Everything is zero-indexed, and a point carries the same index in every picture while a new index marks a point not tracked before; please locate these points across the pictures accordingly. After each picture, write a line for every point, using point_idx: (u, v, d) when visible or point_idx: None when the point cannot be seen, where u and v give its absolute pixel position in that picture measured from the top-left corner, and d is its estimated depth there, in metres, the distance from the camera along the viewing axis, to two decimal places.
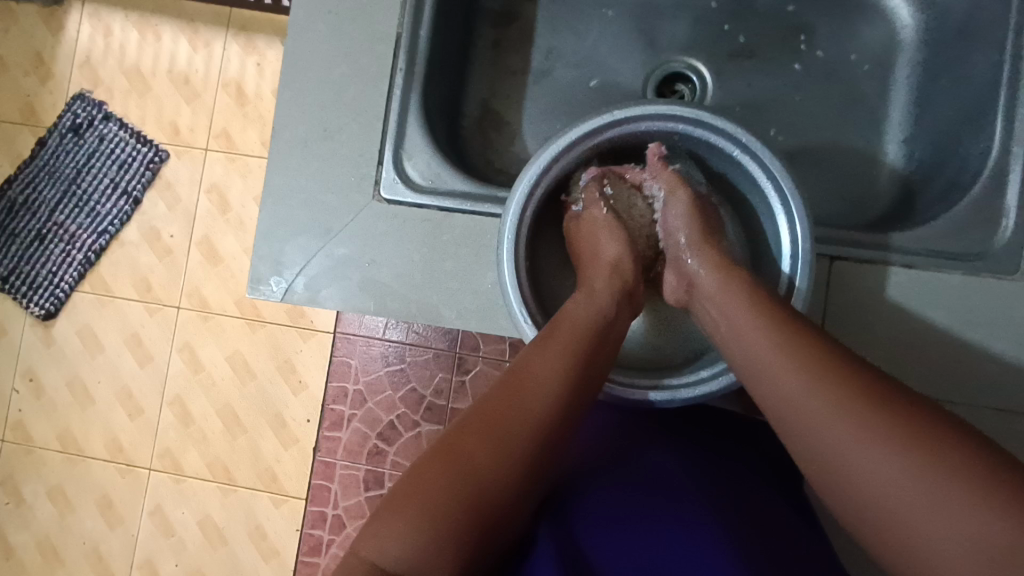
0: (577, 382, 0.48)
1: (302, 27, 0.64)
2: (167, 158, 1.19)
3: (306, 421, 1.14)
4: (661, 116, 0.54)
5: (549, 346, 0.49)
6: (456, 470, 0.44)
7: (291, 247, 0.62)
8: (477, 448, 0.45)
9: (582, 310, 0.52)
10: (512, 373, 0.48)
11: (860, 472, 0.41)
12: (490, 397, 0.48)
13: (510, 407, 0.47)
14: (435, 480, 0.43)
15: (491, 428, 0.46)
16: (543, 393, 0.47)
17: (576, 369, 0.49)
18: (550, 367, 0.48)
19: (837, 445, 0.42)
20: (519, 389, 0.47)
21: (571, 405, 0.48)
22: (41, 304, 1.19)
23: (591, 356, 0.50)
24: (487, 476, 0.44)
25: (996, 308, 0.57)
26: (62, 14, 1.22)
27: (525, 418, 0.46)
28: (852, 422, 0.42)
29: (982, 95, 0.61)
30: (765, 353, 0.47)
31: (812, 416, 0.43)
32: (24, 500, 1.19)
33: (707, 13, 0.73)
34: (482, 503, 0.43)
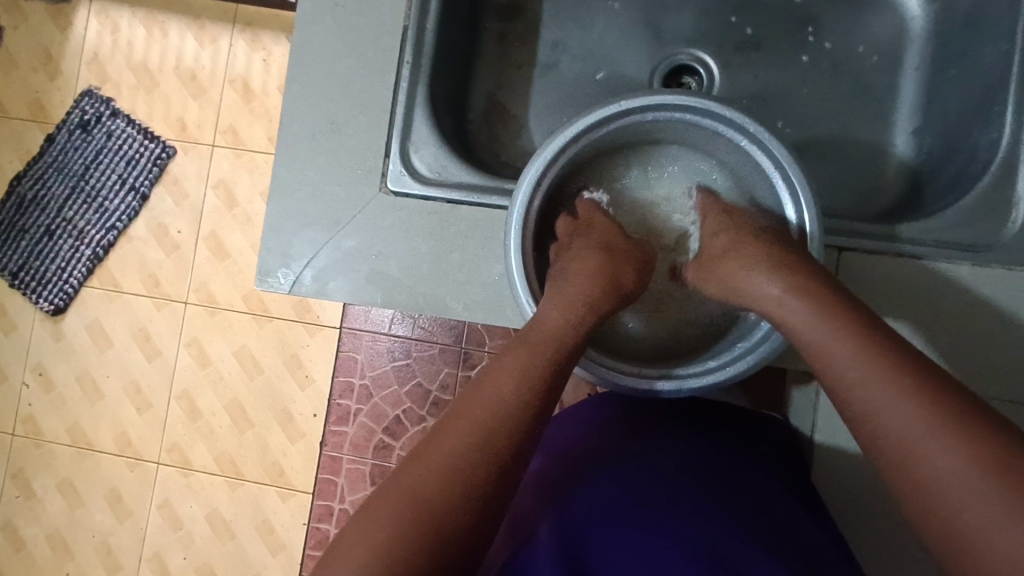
0: (531, 404, 0.48)
1: (309, 20, 0.64)
2: (174, 154, 1.19)
3: (313, 415, 1.15)
4: (668, 106, 0.54)
5: (506, 368, 0.50)
6: (406, 503, 0.44)
7: (298, 239, 0.62)
8: (428, 479, 0.45)
9: (559, 323, 0.51)
10: (468, 397, 0.49)
11: (930, 465, 0.41)
12: (442, 426, 0.48)
13: (460, 433, 0.47)
14: (385, 514, 0.43)
15: (441, 457, 0.46)
16: (498, 417, 0.47)
17: (530, 390, 0.49)
18: (504, 389, 0.49)
19: (907, 438, 0.42)
20: (474, 413, 0.48)
21: (527, 426, 0.48)
22: (50, 299, 1.20)
23: (551, 376, 0.50)
24: (438, 507, 0.44)
25: (1003, 299, 0.56)
26: (70, 11, 1.23)
27: (475, 444, 0.46)
28: (922, 420, 0.42)
29: (992, 85, 0.61)
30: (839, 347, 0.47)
31: (882, 409, 0.44)
32: (34, 493, 1.20)
33: (713, 5, 0.73)
34: (434, 536, 0.43)
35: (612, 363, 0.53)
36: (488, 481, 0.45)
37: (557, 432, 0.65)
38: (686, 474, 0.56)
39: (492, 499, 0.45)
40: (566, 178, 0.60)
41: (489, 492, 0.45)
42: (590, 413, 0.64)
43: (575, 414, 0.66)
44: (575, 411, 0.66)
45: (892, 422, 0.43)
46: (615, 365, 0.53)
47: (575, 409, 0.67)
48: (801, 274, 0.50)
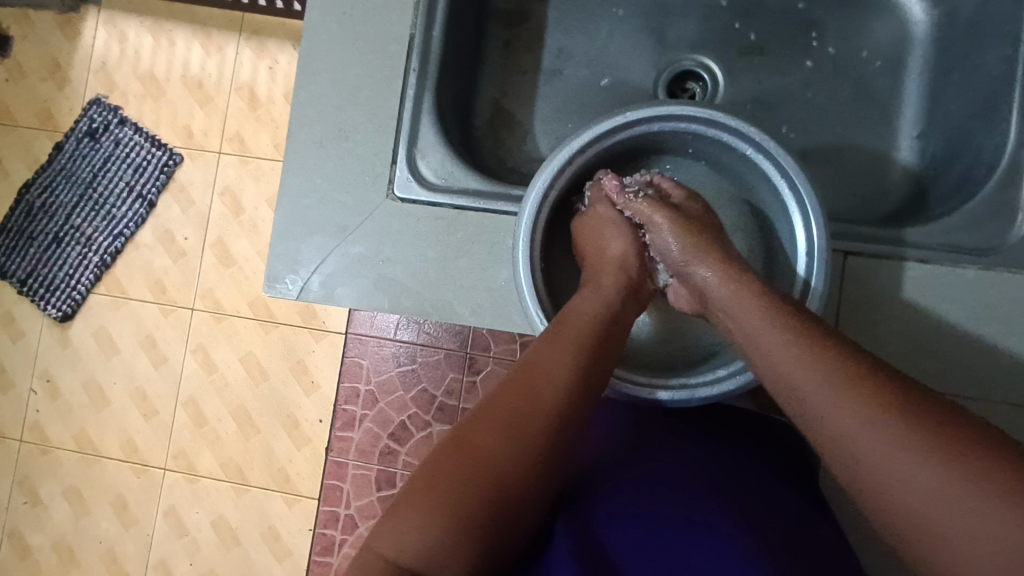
0: (585, 371, 0.49)
1: (316, 29, 0.65)
2: (181, 161, 1.20)
3: (319, 421, 1.15)
4: (673, 117, 0.54)
5: (555, 338, 0.50)
6: (472, 462, 0.43)
7: (307, 246, 0.63)
8: (493, 440, 0.45)
9: (590, 309, 0.53)
10: (523, 364, 0.49)
11: (959, 543, 0.37)
12: (499, 390, 0.48)
13: (520, 396, 0.47)
14: (450, 471, 0.43)
15: (501, 421, 0.45)
16: (555, 382, 0.47)
17: (584, 358, 0.49)
18: (561, 356, 0.48)
19: (933, 509, 0.38)
20: (531, 378, 0.47)
21: (583, 391, 0.48)
22: (57, 306, 1.21)
23: (600, 344, 0.50)
24: (503, 466, 0.44)
25: (1009, 303, 0.57)
26: (79, 21, 1.24)
27: (536, 407, 0.46)
28: (940, 491, 0.38)
29: (995, 90, 0.61)
30: (836, 409, 0.42)
31: (899, 478, 0.39)
32: (41, 500, 1.21)
33: (716, 11, 0.73)
34: (499, 495, 0.43)
35: (619, 372, 0.53)
36: (548, 444, 0.45)
37: None
38: (693, 474, 0.56)
39: (549, 465, 0.46)
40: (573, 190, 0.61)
41: (547, 456, 0.45)
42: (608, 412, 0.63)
43: None
44: None
45: (909, 493, 0.38)
46: (623, 374, 0.53)
47: None
48: (727, 260, 0.53)
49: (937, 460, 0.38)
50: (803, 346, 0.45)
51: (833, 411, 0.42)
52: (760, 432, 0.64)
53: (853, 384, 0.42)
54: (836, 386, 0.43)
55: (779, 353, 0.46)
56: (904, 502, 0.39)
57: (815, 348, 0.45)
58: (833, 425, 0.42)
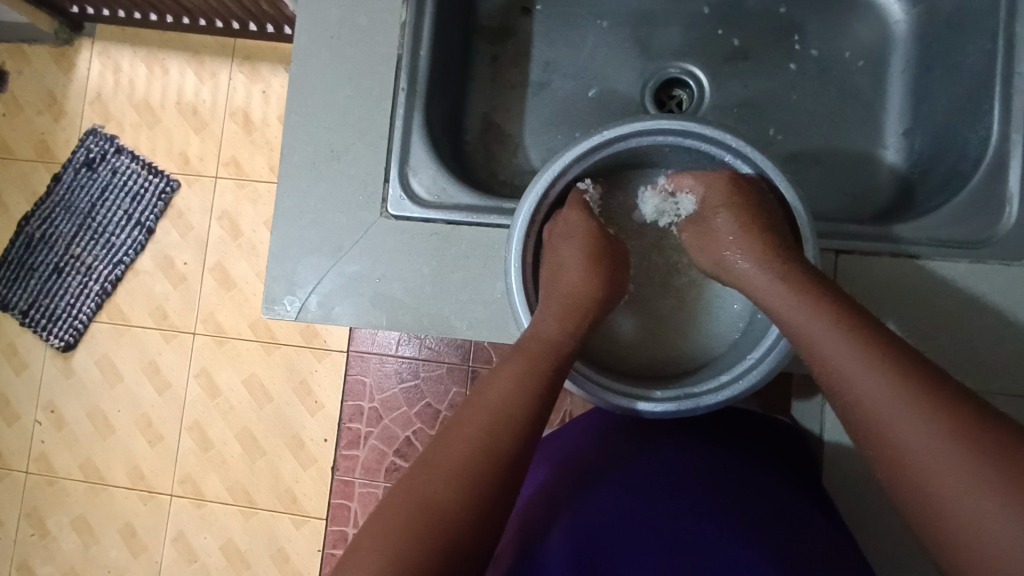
0: (534, 408, 0.49)
1: (306, 53, 0.66)
2: (178, 187, 1.21)
3: (323, 440, 1.15)
4: (651, 132, 0.54)
5: (504, 378, 0.50)
6: (422, 511, 0.43)
7: (303, 266, 0.64)
8: (440, 487, 0.44)
9: (552, 337, 0.52)
10: (469, 407, 0.49)
11: (951, 496, 0.40)
12: (447, 433, 0.48)
13: (467, 439, 0.47)
14: (400, 522, 0.43)
15: (451, 462, 0.46)
16: (501, 423, 0.48)
17: (532, 400, 0.49)
18: (509, 395, 0.49)
19: (932, 466, 0.41)
20: (480, 419, 0.48)
21: (530, 433, 0.48)
22: (60, 336, 1.22)
23: (550, 382, 0.50)
24: (452, 514, 0.43)
25: (1003, 294, 0.57)
26: (73, 54, 1.26)
27: (483, 449, 0.46)
28: (923, 426, 0.42)
29: (977, 84, 0.62)
30: (861, 373, 0.45)
31: (908, 435, 0.43)
32: (49, 531, 1.21)
33: (698, 18, 0.74)
34: (448, 540, 0.42)
35: (618, 387, 0.52)
36: (496, 483, 0.45)
37: (561, 440, 0.65)
38: (691, 473, 0.56)
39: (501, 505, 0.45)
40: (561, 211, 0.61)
41: (497, 498, 0.45)
42: (595, 423, 0.64)
43: (579, 422, 0.66)
44: (579, 419, 0.66)
45: (912, 449, 0.42)
46: (624, 388, 0.52)
47: (578, 418, 0.67)
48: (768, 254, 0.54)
49: (943, 427, 0.42)
50: (832, 311, 0.48)
51: (840, 354, 0.46)
52: (762, 434, 0.65)
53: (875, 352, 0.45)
54: (856, 351, 0.46)
55: (810, 325, 0.48)
56: (908, 456, 0.42)
57: (849, 326, 0.47)
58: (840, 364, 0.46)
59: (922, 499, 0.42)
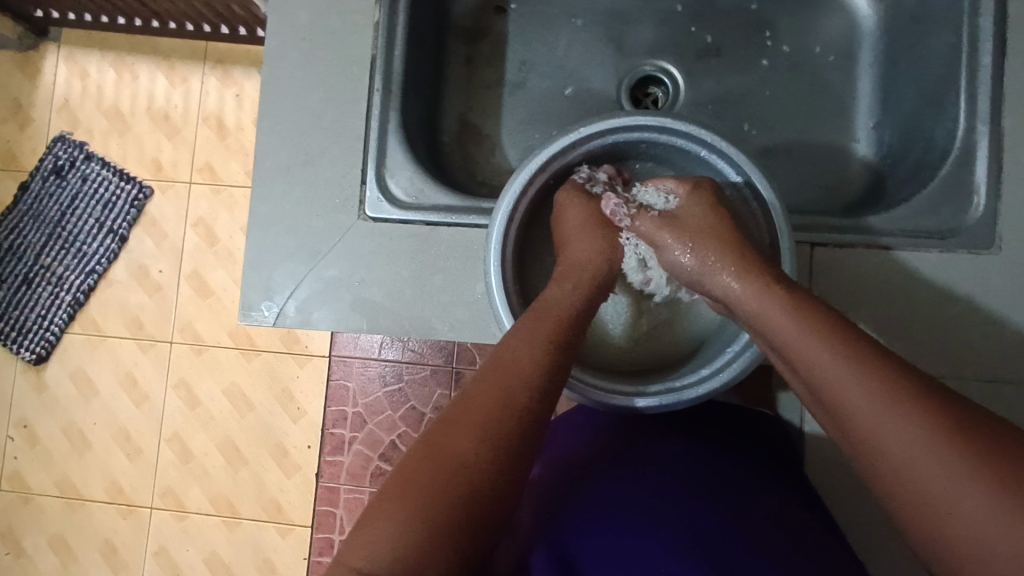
0: (553, 363, 0.48)
1: (278, 55, 0.65)
2: (151, 194, 1.19)
3: (307, 447, 1.14)
4: (626, 129, 0.55)
5: (525, 335, 0.49)
6: (446, 467, 0.43)
7: (280, 272, 0.63)
8: (465, 443, 0.44)
9: (564, 300, 0.53)
10: (491, 364, 0.48)
11: (968, 525, 0.38)
12: (468, 390, 0.47)
13: (490, 395, 0.46)
14: (426, 477, 0.42)
15: (471, 420, 0.45)
16: (523, 380, 0.47)
17: (553, 356, 0.49)
18: (529, 353, 0.48)
19: (949, 494, 0.39)
20: (502, 375, 0.47)
21: (550, 389, 0.48)
22: (31, 349, 1.19)
23: (566, 342, 0.50)
24: (478, 470, 0.43)
25: (973, 282, 0.58)
26: (38, 60, 1.23)
27: (505, 405, 0.46)
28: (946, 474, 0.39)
29: (943, 77, 0.63)
30: (866, 401, 0.42)
31: (922, 464, 0.40)
32: (24, 550, 1.17)
33: (672, 15, 0.75)
34: (474, 496, 0.42)
35: (605, 385, 0.53)
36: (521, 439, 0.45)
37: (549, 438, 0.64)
38: (678, 473, 0.56)
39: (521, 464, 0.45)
40: (540, 209, 0.61)
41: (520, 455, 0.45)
42: (582, 420, 0.63)
43: (565, 421, 0.65)
44: (566, 418, 0.66)
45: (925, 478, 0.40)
46: (610, 386, 0.52)
47: (565, 416, 0.66)
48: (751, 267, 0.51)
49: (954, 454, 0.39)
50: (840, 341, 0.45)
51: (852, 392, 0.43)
52: (746, 428, 0.65)
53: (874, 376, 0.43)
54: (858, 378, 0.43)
55: (821, 359, 0.45)
56: (928, 492, 0.39)
57: (857, 354, 0.44)
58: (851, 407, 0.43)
59: (940, 528, 0.39)
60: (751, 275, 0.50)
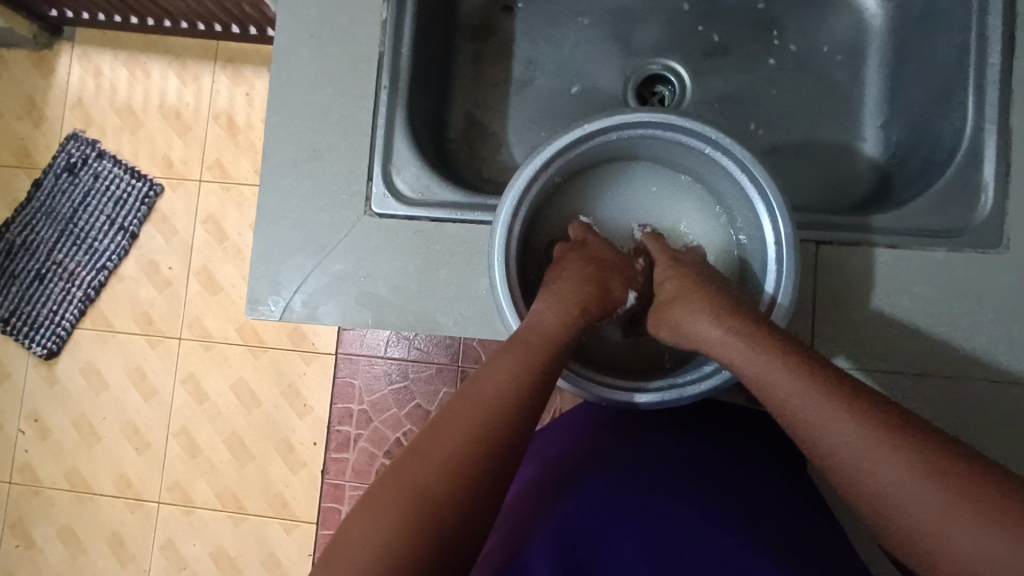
0: (528, 396, 0.49)
1: (287, 52, 0.66)
2: (162, 191, 1.20)
3: (313, 444, 1.14)
4: (631, 125, 0.55)
5: (504, 368, 0.50)
6: (416, 497, 0.43)
7: (287, 266, 0.63)
8: (436, 473, 0.44)
9: (549, 329, 0.52)
10: (465, 394, 0.49)
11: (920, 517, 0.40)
12: (442, 419, 0.48)
13: (463, 426, 0.46)
14: (394, 508, 0.42)
15: (444, 448, 0.45)
16: (496, 412, 0.47)
17: (529, 390, 0.49)
18: (504, 384, 0.49)
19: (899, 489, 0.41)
20: (476, 406, 0.47)
21: (522, 422, 0.48)
22: (43, 343, 1.20)
23: (543, 375, 0.50)
24: (448, 502, 0.43)
25: (980, 282, 0.58)
26: (52, 58, 1.24)
27: (478, 438, 0.46)
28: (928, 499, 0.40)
29: (951, 76, 0.63)
30: (830, 420, 0.44)
31: (873, 465, 0.42)
32: (34, 542, 1.19)
33: (679, 14, 0.75)
34: (442, 527, 0.42)
35: (607, 381, 0.53)
36: (492, 471, 0.45)
37: (551, 437, 0.65)
38: (680, 468, 0.57)
39: (493, 495, 0.45)
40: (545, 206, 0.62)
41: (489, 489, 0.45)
42: (586, 417, 0.65)
43: (567, 420, 0.66)
44: (568, 417, 0.67)
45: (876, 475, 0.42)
46: (613, 381, 0.53)
47: (568, 415, 0.67)
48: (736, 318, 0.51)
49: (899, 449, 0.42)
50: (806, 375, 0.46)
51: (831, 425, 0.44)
52: (748, 425, 0.65)
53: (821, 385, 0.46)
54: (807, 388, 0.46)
55: (794, 391, 0.46)
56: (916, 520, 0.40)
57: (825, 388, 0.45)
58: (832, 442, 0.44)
59: (898, 524, 0.41)
60: (728, 318, 0.51)
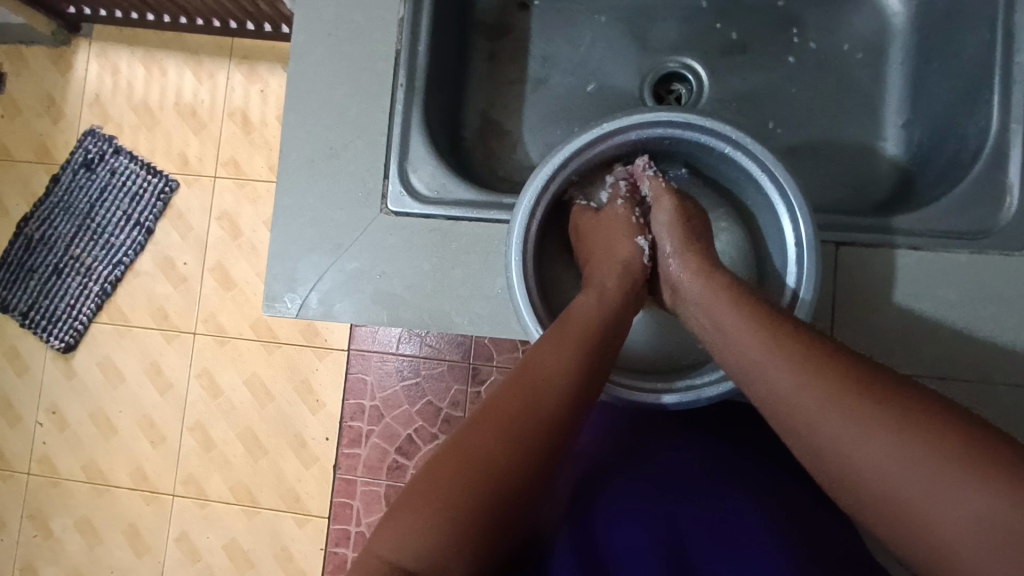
0: (586, 368, 0.49)
1: (304, 50, 0.66)
2: (177, 187, 1.21)
3: (325, 439, 1.15)
4: (650, 125, 0.55)
5: (552, 344, 0.49)
6: (471, 463, 0.43)
7: (303, 264, 0.64)
8: (490, 441, 0.44)
9: (593, 309, 0.52)
10: (523, 365, 0.48)
11: (948, 537, 0.37)
12: (497, 390, 0.48)
13: (517, 397, 0.46)
14: (450, 475, 0.43)
15: (498, 418, 0.45)
16: (552, 382, 0.47)
17: (582, 362, 0.49)
18: (557, 355, 0.48)
19: (894, 480, 0.38)
20: (530, 377, 0.47)
21: (578, 392, 0.48)
22: (61, 337, 1.22)
23: (598, 349, 0.50)
24: (503, 470, 0.43)
25: (1003, 285, 0.57)
26: (70, 55, 1.26)
27: (532, 409, 0.46)
28: (918, 484, 0.38)
29: (976, 75, 0.62)
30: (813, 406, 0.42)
31: (861, 452, 0.40)
32: (52, 533, 1.21)
33: (696, 11, 0.74)
34: (496, 493, 0.43)
35: (624, 380, 0.53)
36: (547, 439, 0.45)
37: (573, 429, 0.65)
38: (701, 468, 0.56)
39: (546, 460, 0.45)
40: (561, 206, 0.61)
41: (545, 458, 0.45)
42: (599, 417, 0.63)
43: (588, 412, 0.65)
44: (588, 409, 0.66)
45: (866, 463, 0.39)
46: (630, 381, 0.53)
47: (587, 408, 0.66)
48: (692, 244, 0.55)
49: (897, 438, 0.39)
50: (785, 354, 0.44)
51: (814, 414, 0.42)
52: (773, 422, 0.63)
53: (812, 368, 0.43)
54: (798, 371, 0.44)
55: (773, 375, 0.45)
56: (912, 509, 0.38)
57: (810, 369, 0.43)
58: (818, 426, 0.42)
59: (888, 513, 0.39)
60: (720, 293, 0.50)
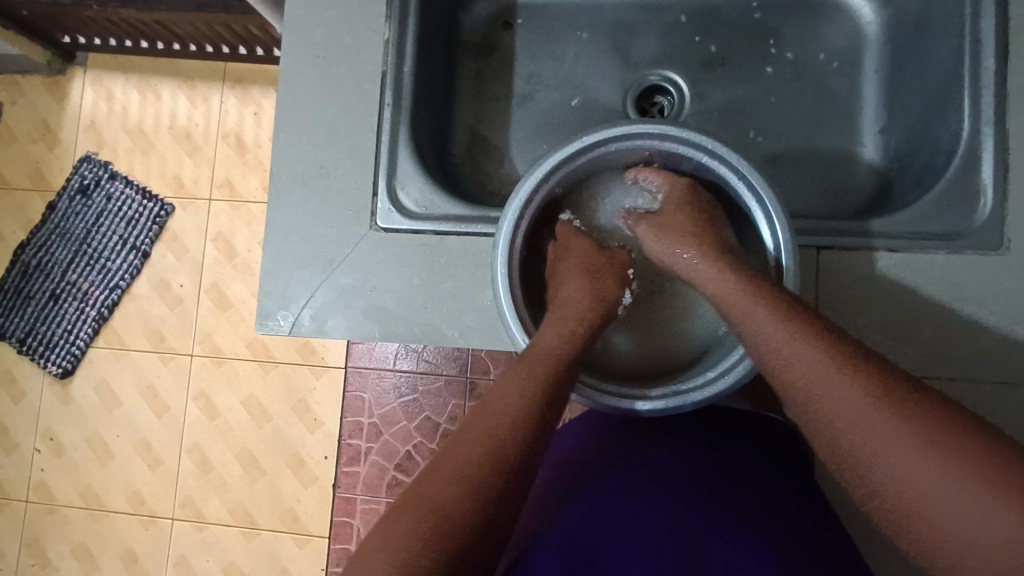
0: (542, 410, 0.49)
1: (293, 73, 0.68)
2: (173, 211, 1.23)
3: (324, 458, 1.15)
4: (629, 136, 0.56)
5: (510, 392, 0.50)
6: (428, 516, 0.44)
7: (296, 282, 0.65)
8: (446, 491, 0.45)
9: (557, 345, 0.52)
10: (481, 410, 0.50)
11: (955, 530, 0.41)
12: (456, 438, 0.48)
13: (474, 444, 0.47)
14: (408, 528, 0.43)
15: (457, 466, 0.46)
16: (509, 428, 0.48)
17: (540, 412, 0.49)
18: (512, 399, 0.50)
19: (916, 476, 0.42)
20: (486, 425, 0.48)
21: (535, 436, 0.48)
22: (57, 362, 1.22)
23: (558, 391, 0.50)
24: (458, 520, 0.44)
25: (981, 284, 0.58)
26: (66, 83, 1.27)
27: (489, 456, 0.47)
28: (936, 481, 0.41)
29: (948, 80, 0.63)
30: (846, 399, 0.45)
31: (882, 446, 0.44)
32: (49, 560, 1.20)
33: (676, 25, 0.76)
34: (454, 545, 0.43)
35: (609, 388, 0.53)
36: (505, 485, 0.46)
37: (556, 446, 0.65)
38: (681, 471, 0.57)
39: (507, 501, 0.46)
40: (545, 217, 0.62)
41: (505, 503, 0.46)
42: (589, 426, 0.65)
43: (570, 429, 0.66)
44: (572, 426, 0.67)
45: (892, 458, 0.43)
46: (617, 389, 0.53)
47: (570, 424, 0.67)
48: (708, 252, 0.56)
49: (929, 446, 0.42)
50: (821, 350, 0.47)
51: (849, 407, 0.45)
52: (755, 432, 0.65)
53: (842, 368, 0.46)
54: (842, 378, 0.46)
55: (802, 363, 0.47)
56: (925, 505, 0.42)
57: (843, 363, 0.46)
58: (844, 416, 0.45)
59: (900, 505, 0.43)
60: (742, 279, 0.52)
